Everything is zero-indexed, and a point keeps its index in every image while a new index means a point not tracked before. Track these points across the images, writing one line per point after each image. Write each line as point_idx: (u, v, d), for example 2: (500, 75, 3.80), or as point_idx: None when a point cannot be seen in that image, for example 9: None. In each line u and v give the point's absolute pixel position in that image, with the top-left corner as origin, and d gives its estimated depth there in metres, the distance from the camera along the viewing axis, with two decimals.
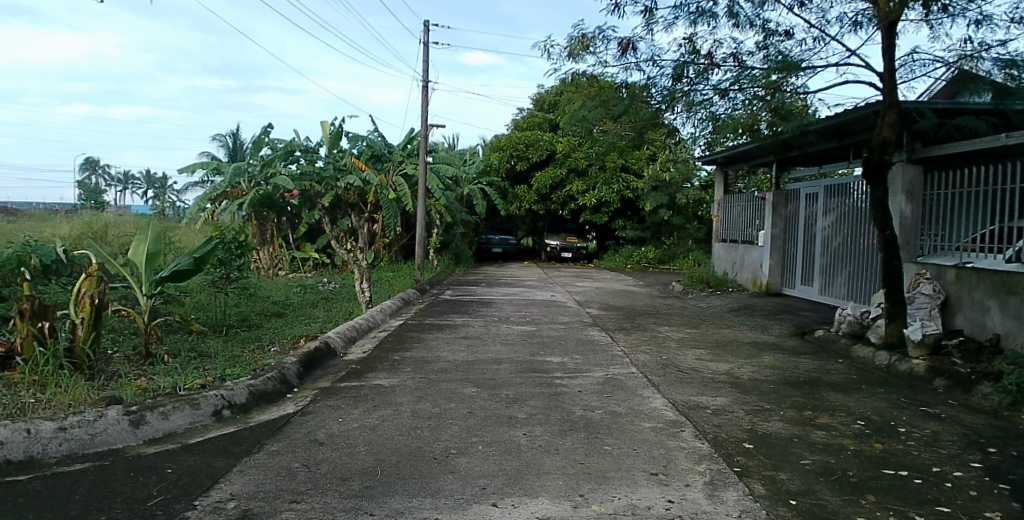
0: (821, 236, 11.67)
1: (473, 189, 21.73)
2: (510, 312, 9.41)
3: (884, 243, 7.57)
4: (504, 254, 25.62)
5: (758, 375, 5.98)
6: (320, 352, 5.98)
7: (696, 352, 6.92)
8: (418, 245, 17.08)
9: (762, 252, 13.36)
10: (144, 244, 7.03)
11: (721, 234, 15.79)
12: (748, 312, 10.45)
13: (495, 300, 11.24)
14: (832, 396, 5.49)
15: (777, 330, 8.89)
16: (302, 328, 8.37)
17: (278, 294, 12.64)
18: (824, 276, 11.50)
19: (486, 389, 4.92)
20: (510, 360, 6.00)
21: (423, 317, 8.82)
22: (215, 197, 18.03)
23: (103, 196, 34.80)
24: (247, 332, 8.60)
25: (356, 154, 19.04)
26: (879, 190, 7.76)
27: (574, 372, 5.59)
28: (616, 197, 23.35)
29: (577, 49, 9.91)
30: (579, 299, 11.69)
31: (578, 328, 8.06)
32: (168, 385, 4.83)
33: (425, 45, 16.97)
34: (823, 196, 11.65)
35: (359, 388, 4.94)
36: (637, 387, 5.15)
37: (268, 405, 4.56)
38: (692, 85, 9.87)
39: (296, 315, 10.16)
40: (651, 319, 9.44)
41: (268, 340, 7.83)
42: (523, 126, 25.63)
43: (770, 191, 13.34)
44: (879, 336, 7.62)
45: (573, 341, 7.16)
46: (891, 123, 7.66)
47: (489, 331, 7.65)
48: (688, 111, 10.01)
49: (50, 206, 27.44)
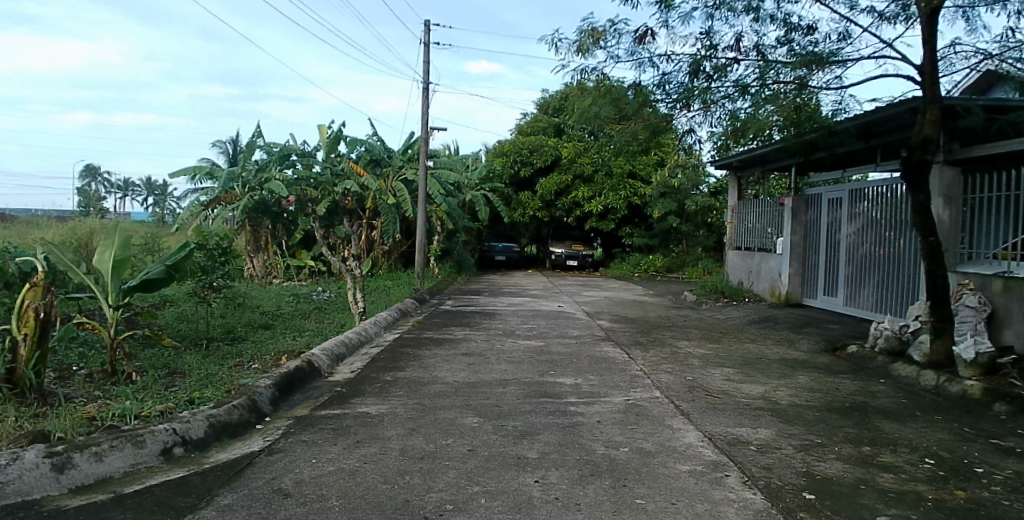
0: (845, 243, 10.93)
1: (476, 195, 21.06)
2: (515, 325, 8.72)
3: (928, 250, 6.82)
4: (507, 262, 24.93)
5: (799, 400, 5.26)
6: (300, 372, 5.26)
7: (723, 372, 6.21)
8: (419, 252, 16.35)
9: (781, 260, 12.64)
10: (111, 250, 6.42)
11: (735, 242, 15.05)
12: (770, 325, 9.72)
13: (499, 310, 10.54)
14: (888, 426, 4.75)
15: (805, 345, 8.17)
16: (288, 342, 7.68)
17: (269, 305, 11.96)
18: (849, 287, 10.78)
19: (490, 419, 4.20)
20: (516, 382, 5.30)
21: (423, 330, 8.14)
22: (209, 202, 17.45)
23: (101, 203, 34.41)
24: (229, 347, 7.93)
25: (355, 159, 18.52)
26: (920, 192, 6.99)
27: (589, 397, 4.88)
28: (623, 203, 22.72)
29: (586, 44, 9.25)
30: (587, 310, 10.98)
31: (590, 344, 7.34)
32: (120, 415, 4.17)
33: (426, 45, 16.34)
34: (848, 201, 10.92)
35: (343, 418, 4.24)
36: (664, 416, 4.45)
37: (231, 439, 3.86)
38: (710, 82, 9.22)
39: (285, 327, 9.47)
40: (668, 333, 8.72)
41: (249, 356, 7.14)
42: (527, 130, 24.97)
43: (788, 196, 12.61)
44: (922, 354, 6.85)
45: (585, 358, 6.45)
46: (933, 120, 6.91)
47: (492, 346, 6.95)
48: (707, 109, 9.39)
49: (46, 213, 26.95)
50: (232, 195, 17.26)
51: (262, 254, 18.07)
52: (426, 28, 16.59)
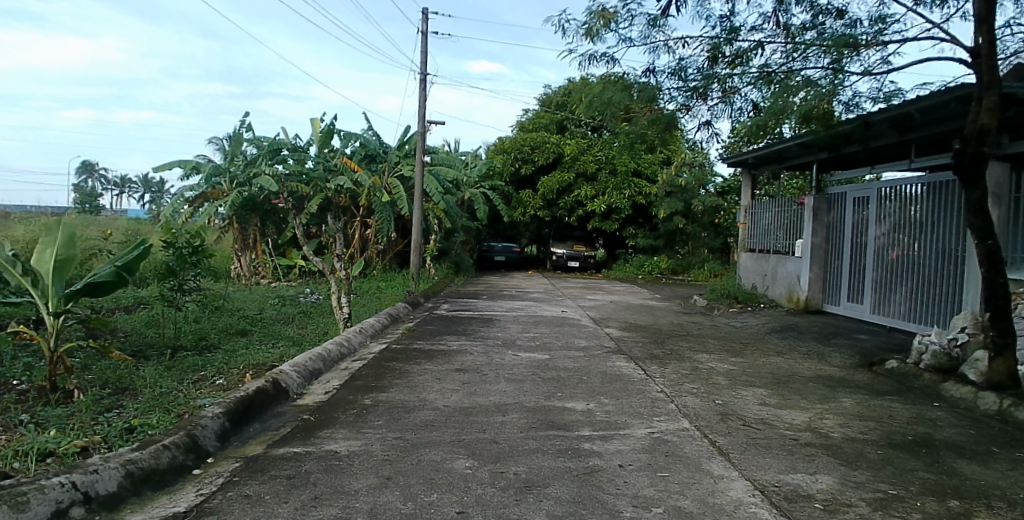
0: (873, 247, 10.15)
1: (475, 193, 20.26)
2: (516, 333, 7.90)
3: (984, 256, 5.86)
4: (507, 263, 24.12)
5: (853, 433, 4.44)
6: (263, 396, 4.44)
7: (757, 394, 5.39)
8: (415, 252, 15.54)
9: (800, 263, 11.82)
10: (53, 248, 5.64)
11: (749, 243, 14.22)
12: (794, 334, 8.90)
13: (499, 316, 9.72)
14: (967, 468, 3.92)
15: (838, 360, 7.35)
16: (262, 353, 6.81)
17: (251, 307, 11.15)
18: (876, 294, 10.01)
19: (486, 462, 3.38)
20: (517, 408, 4.46)
21: (413, 339, 7.31)
22: (195, 198, 16.64)
23: (101, 201, 33.97)
24: (198, 357, 7.13)
25: (349, 154, 17.77)
26: (975, 189, 5.96)
27: (606, 429, 4.05)
28: (627, 202, 21.88)
29: (595, 28, 8.44)
30: (594, 316, 10.15)
31: (601, 357, 6.53)
32: (26, 456, 3.36)
33: (424, 35, 15.53)
34: (876, 200, 10.15)
35: (304, 460, 3.42)
36: (700, 457, 3.63)
37: (155, 493, 3.06)
38: (731, 69, 8.40)
39: (264, 334, 8.67)
40: (684, 343, 7.89)
41: (215, 368, 6.34)
42: (528, 126, 24.16)
43: (809, 195, 11.79)
44: (979, 374, 6.02)
45: (596, 375, 5.62)
46: (992, 107, 5.83)
47: (490, 360, 6.11)
48: (727, 98, 8.55)
49: (40, 207, 26.31)
50: (219, 191, 16.47)
51: (250, 252, 17.22)
52: (424, 17, 15.76)
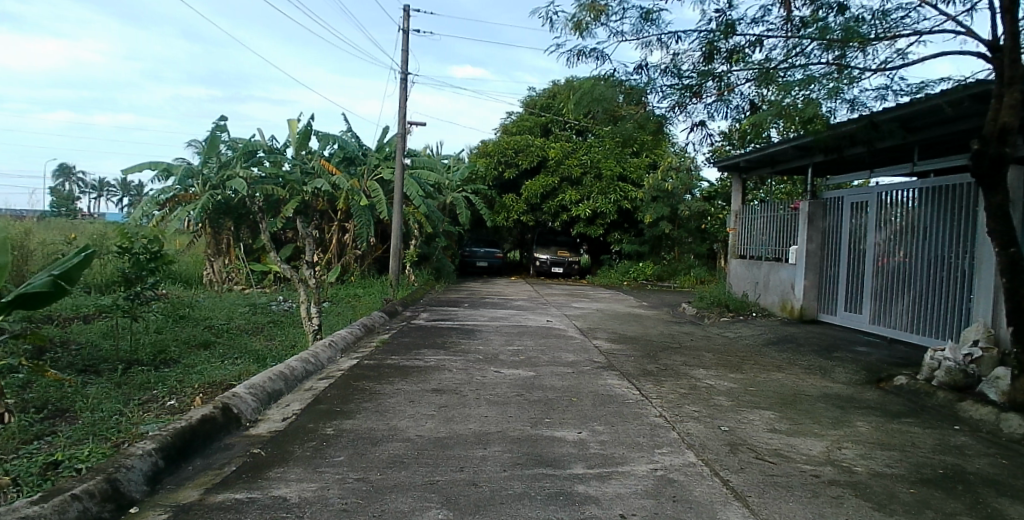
0: (873, 254, 9.81)
1: (457, 197, 19.73)
2: (498, 347, 7.35)
3: (1008, 265, 5.46)
4: (490, 268, 23.59)
5: (878, 467, 3.96)
6: (209, 427, 3.84)
7: (765, 419, 4.90)
8: (394, 258, 14.96)
9: (794, 270, 11.43)
10: None
11: (739, 249, 13.80)
12: (793, 348, 8.46)
13: (482, 326, 9.18)
14: (1013, 509, 3.44)
15: (844, 377, 6.89)
16: (220, 369, 6.21)
17: (218, 316, 10.51)
18: (877, 303, 9.66)
19: (464, 513, 2.84)
20: (499, 438, 3.91)
21: (388, 354, 6.74)
22: (165, 200, 15.93)
23: (75, 203, 33.10)
24: (152, 374, 6.51)
25: (327, 156, 17.19)
26: (996, 192, 5.53)
27: (602, 466, 3.52)
28: (613, 207, 21.42)
29: (583, 22, 7.93)
30: (581, 326, 9.64)
31: (591, 374, 6.02)
32: None
33: (404, 32, 14.96)
34: (876, 206, 9.82)
35: (246, 512, 2.85)
36: (713, 502, 3.12)
37: None
38: (729, 66, 7.96)
39: (229, 346, 8.05)
40: (678, 357, 7.40)
41: (167, 387, 5.74)
42: (512, 130, 23.68)
43: (803, 200, 11.40)
44: (1002, 393, 5.59)
45: (587, 396, 5.09)
46: (1013, 104, 5.34)
47: (470, 379, 5.56)
48: (723, 97, 8.16)
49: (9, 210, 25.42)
50: (191, 193, 15.80)
51: (222, 258, 16.50)
52: (404, 14, 15.23)
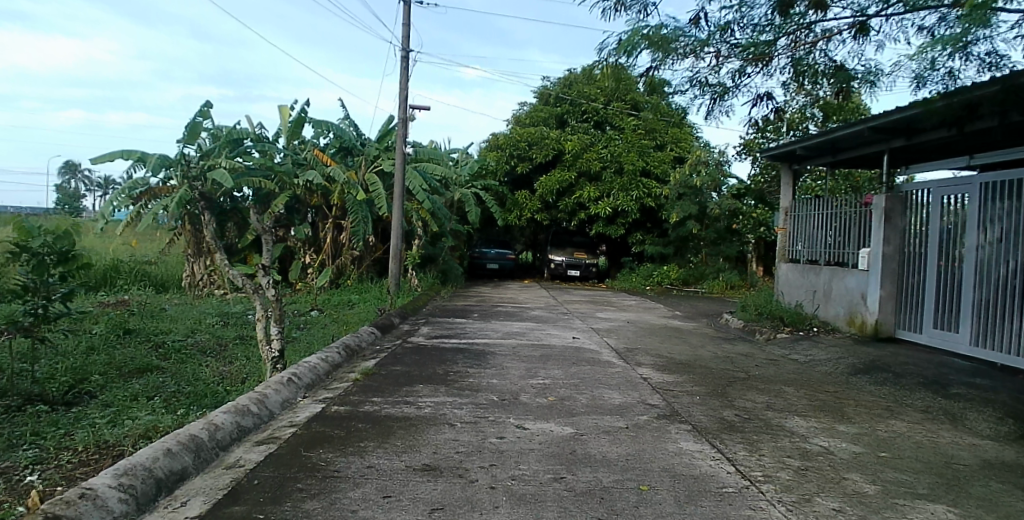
0: (973, 258, 7.92)
1: (465, 193, 17.97)
2: (517, 381, 5.50)
3: None
4: (500, 271, 21.80)
5: None
6: None
7: None
8: (393, 259, 13.13)
9: (866, 278, 9.57)
10: None
11: (790, 252, 11.96)
12: (892, 379, 6.61)
13: (497, 347, 7.37)
14: None
15: (989, 429, 5.03)
16: (132, 417, 4.41)
17: (178, 328, 8.75)
18: (980, 321, 7.78)
19: None
20: None
21: (368, 394, 4.93)
22: (137, 194, 14.15)
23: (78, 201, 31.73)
24: (46, 418, 4.72)
25: (321, 146, 15.51)
26: None
27: None
28: (635, 205, 19.57)
29: None
30: (618, 347, 7.83)
31: (653, 431, 4.22)
32: None
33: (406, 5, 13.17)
34: (981, 198, 7.92)
35: None
36: None
37: None
38: (814, 15, 6.14)
39: (175, 371, 6.32)
40: (757, 396, 5.57)
41: (43, 448, 3.95)
42: (526, 121, 21.89)
43: (877, 194, 9.57)
44: None
45: (661, 482, 3.28)
46: None
47: (481, 444, 3.76)
48: (802, 57, 6.39)
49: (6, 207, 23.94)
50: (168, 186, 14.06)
51: (204, 258, 14.64)
52: None
